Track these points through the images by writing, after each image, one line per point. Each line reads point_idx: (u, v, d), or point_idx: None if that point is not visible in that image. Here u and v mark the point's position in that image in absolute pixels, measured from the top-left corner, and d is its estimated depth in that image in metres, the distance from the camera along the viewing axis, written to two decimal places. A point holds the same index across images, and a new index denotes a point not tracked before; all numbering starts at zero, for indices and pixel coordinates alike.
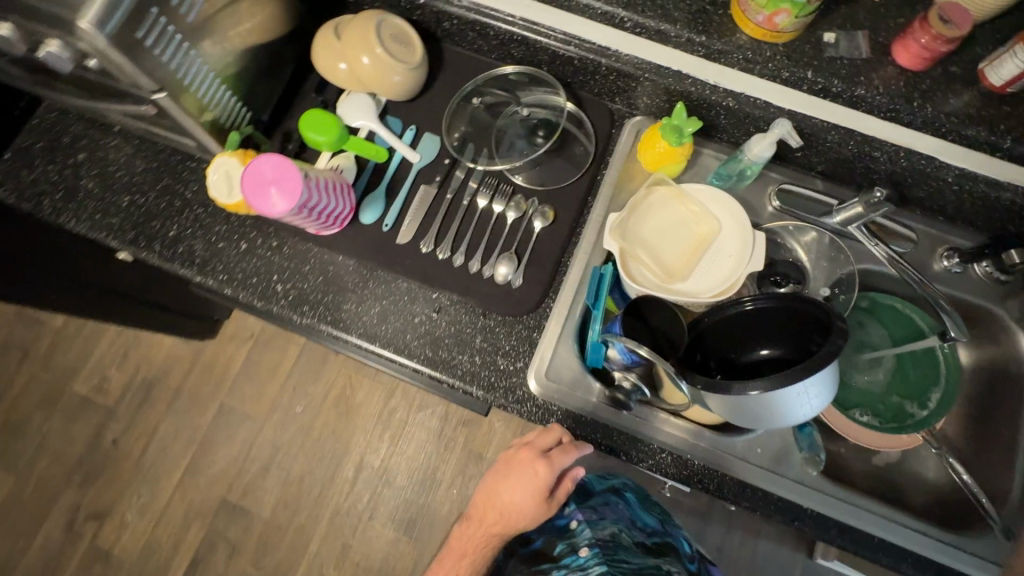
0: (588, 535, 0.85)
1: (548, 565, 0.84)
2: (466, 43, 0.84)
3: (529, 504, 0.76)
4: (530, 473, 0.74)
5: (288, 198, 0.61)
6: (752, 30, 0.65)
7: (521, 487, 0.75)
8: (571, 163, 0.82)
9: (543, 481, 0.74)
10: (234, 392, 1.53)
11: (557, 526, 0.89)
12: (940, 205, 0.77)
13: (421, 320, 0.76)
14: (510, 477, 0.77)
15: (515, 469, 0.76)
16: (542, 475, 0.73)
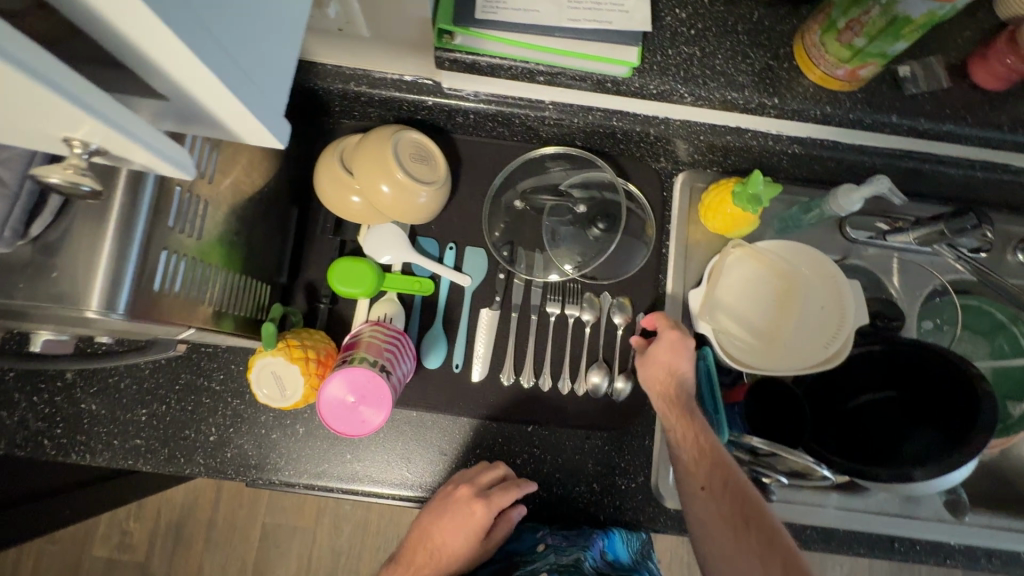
0: (550, 561, 0.63)
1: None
2: (484, 131, 0.73)
3: (467, 539, 0.66)
4: (462, 514, 0.63)
5: (382, 414, 0.53)
6: (818, 78, 0.59)
7: (451, 525, 0.64)
8: (632, 240, 0.75)
9: (481, 519, 0.63)
10: (273, 507, 1.42)
11: (521, 551, 0.67)
12: (1009, 201, 0.75)
13: (524, 460, 0.69)
14: (437, 517, 0.65)
15: (439, 516, 0.64)
16: (476, 515, 0.62)
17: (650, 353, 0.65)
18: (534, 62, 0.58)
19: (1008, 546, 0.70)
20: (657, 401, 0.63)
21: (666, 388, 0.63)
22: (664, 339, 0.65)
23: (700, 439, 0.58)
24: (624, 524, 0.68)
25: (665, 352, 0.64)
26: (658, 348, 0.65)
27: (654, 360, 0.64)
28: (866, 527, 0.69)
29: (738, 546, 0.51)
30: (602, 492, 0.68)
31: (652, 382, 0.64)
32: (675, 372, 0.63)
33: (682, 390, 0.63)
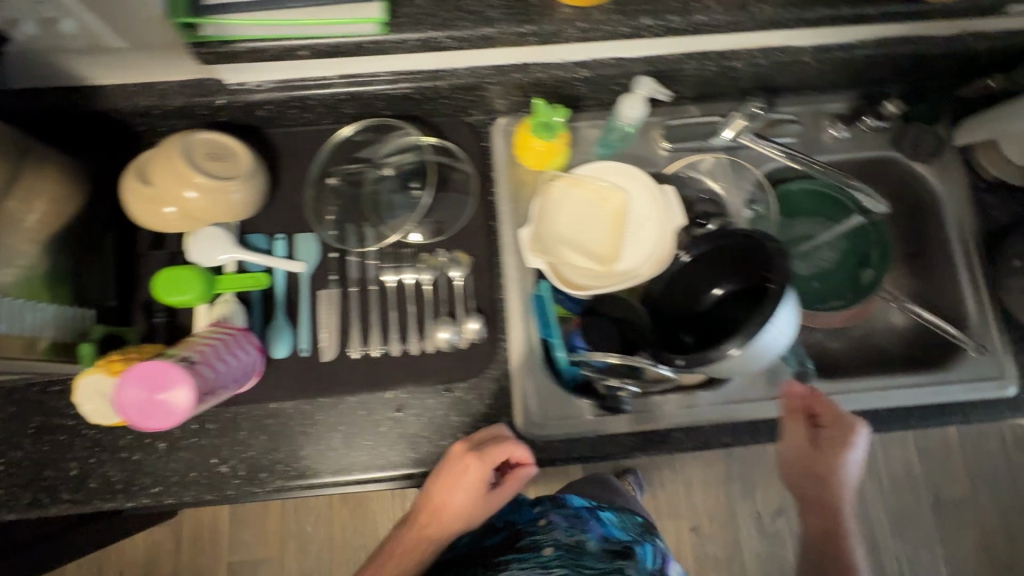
0: (558, 538, 0.62)
1: (512, 557, 0.61)
2: (292, 121, 0.75)
3: (469, 498, 0.64)
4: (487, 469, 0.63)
5: (188, 399, 0.53)
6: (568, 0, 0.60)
7: (444, 510, 0.65)
8: (459, 194, 0.76)
9: (486, 475, 0.63)
10: (237, 544, 1.41)
11: (521, 523, 0.66)
12: (808, 83, 0.78)
13: (388, 427, 0.70)
14: (429, 502, 0.65)
15: (431, 502, 0.65)
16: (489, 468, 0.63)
17: (821, 447, 0.65)
18: (287, 39, 0.59)
19: (868, 408, 0.72)
20: (802, 455, 0.66)
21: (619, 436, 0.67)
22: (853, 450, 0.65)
23: (829, 474, 0.65)
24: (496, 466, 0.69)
25: (833, 454, 0.65)
26: (834, 432, 0.65)
27: (820, 459, 0.65)
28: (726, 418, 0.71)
29: (830, 546, 0.67)
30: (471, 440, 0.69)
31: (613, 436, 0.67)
32: (849, 446, 0.65)
33: (833, 457, 0.65)
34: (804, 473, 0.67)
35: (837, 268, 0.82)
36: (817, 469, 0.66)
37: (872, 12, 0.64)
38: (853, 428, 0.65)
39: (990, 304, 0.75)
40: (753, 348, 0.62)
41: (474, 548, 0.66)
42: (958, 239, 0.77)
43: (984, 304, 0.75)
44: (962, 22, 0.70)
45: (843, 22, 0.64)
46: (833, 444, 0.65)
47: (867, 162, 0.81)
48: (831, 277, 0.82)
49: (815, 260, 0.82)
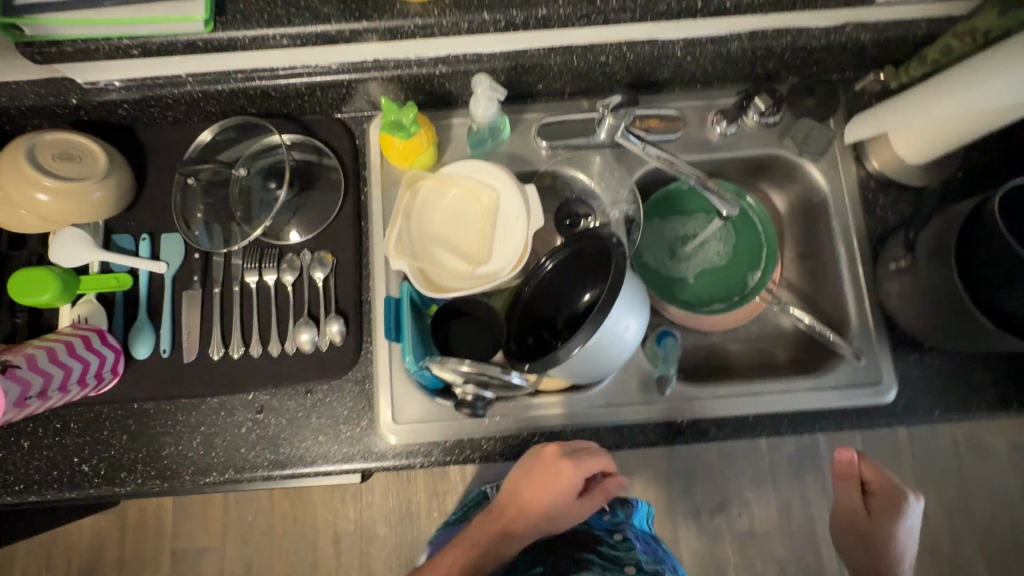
0: (635, 556, 0.73)
1: (595, 556, 0.71)
2: (158, 119, 0.74)
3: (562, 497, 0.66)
4: (558, 484, 0.65)
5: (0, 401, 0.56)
6: None
7: (518, 503, 0.68)
8: (330, 194, 0.75)
9: (529, 493, 0.67)
10: (179, 533, 1.44)
11: (597, 529, 0.77)
12: (692, 77, 0.75)
13: (248, 428, 0.70)
14: (507, 497, 0.70)
15: (509, 494, 0.69)
16: (560, 483, 0.65)
17: (874, 515, 0.75)
18: (117, 38, 0.58)
19: (732, 412, 0.71)
20: (863, 518, 0.75)
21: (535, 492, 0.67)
22: (903, 504, 0.74)
23: (888, 538, 0.73)
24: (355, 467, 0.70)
25: (886, 520, 0.74)
26: (881, 499, 0.75)
27: (871, 524, 0.74)
28: (588, 421, 0.71)
29: (864, 564, 0.74)
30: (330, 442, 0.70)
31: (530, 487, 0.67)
32: (901, 515, 0.74)
33: (887, 523, 0.74)
34: (871, 529, 0.74)
35: (724, 268, 0.80)
36: (849, 506, 0.75)
37: (728, 4, 0.60)
38: (904, 495, 0.74)
39: (871, 308, 0.73)
40: (601, 335, 0.61)
41: (550, 539, 0.74)
42: (840, 240, 0.75)
43: (863, 307, 0.73)
44: (845, 11, 0.66)
45: (699, 15, 0.62)
46: (879, 513, 0.74)
47: (757, 159, 0.78)
48: (718, 276, 0.80)
49: (701, 260, 0.81)
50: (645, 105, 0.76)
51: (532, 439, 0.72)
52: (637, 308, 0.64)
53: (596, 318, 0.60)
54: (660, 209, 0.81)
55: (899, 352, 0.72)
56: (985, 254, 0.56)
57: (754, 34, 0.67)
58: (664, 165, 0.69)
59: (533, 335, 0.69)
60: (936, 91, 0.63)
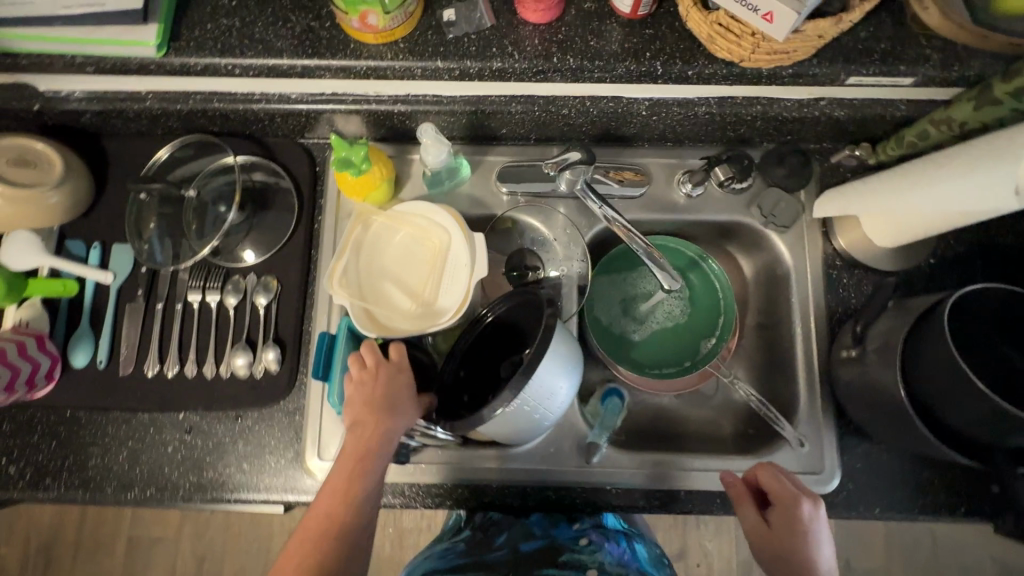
0: (599, 561, 0.67)
1: (558, 569, 0.65)
2: (123, 130, 0.74)
3: (371, 386, 0.63)
4: (391, 377, 0.63)
5: None
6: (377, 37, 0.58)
7: (353, 460, 0.60)
8: (284, 219, 0.75)
9: (369, 436, 0.61)
10: (137, 521, 1.45)
11: (561, 539, 0.71)
12: (661, 135, 0.73)
13: (174, 447, 0.70)
14: (338, 465, 0.60)
15: (344, 459, 0.60)
16: (393, 379, 0.63)
17: (778, 532, 0.58)
18: (70, 55, 0.61)
19: (664, 486, 0.69)
20: (768, 537, 0.59)
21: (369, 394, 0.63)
22: (804, 505, 0.58)
23: (797, 552, 0.57)
24: (276, 499, 0.69)
25: (791, 536, 0.58)
26: (779, 509, 0.59)
27: (780, 545, 0.58)
28: (513, 479, 0.69)
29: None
30: (252, 471, 0.69)
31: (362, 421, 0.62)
32: (803, 521, 0.58)
33: (796, 538, 0.57)
34: (776, 546, 0.58)
35: (678, 331, 0.78)
36: (762, 539, 0.59)
37: (688, 72, 0.59)
38: (804, 496, 0.58)
39: (819, 391, 0.70)
40: (519, 401, 0.58)
41: (510, 550, 0.69)
42: (797, 317, 0.72)
43: (811, 389, 0.70)
44: (820, 86, 0.62)
45: (659, 80, 0.60)
46: (784, 526, 0.58)
47: (721, 224, 0.76)
48: (672, 339, 0.78)
49: (655, 320, 0.79)
50: (610, 159, 0.75)
51: (456, 490, 0.70)
52: (565, 369, 0.62)
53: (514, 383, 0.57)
54: (621, 261, 0.79)
55: (844, 442, 0.69)
56: (929, 359, 0.55)
57: (726, 100, 0.64)
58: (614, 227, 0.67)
59: (468, 393, 0.67)
60: (896, 180, 0.60)
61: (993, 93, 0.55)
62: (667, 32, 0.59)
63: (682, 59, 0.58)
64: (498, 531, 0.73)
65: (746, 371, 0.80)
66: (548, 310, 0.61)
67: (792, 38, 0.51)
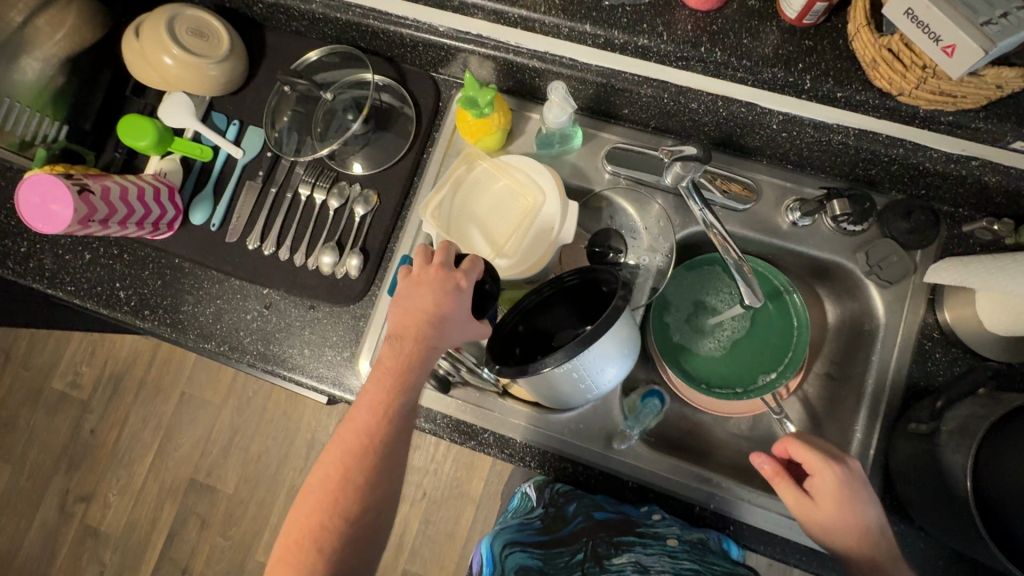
0: (677, 531, 0.66)
1: (632, 536, 0.65)
2: (284, 26, 0.81)
3: (427, 297, 0.59)
4: (443, 294, 0.59)
5: (65, 202, 0.64)
6: None
7: (392, 370, 0.59)
8: (398, 141, 0.79)
9: (411, 349, 0.59)
10: (192, 380, 1.62)
11: (633, 513, 0.69)
12: (783, 154, 0.71)
13: (253, 316, 0.78)
14: (376, 372, 0.60)
15: (382, 369, 0.60)
16: (445, 296, 0.59)
17: (820, 501, 0.58)
18: None
19: (682, 494, 0.70)
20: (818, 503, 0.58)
21: (420, 309, 0.59)
22: (838, 470, 0.58)
23: (846, 517, 0.57)
24: (324, 387, 0.75)
25: (835, 502, 0.58)
26: (824, 482, 0.58)
27: (827, 513, 0.58)
28: (538, 441, 0.72)
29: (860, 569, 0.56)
30: (312, 357, 0.76)
31: (406, 340, 0.59)
32: (842, 483, 0.58)
33: (842, 505, 0.57)
34: (823, 514, 0.58)
35: (739, 354, 0.76)
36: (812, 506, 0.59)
37: (837, 94, 0.56)
38: (837, 462, 0.59)
39: (870, 457, 0.67)
40: (569, 365, 0.59)
41: (586, 520, 0.68)
42: (871, 377, 0.68)
43: (863, 452, 0.67)
44: (975, 143, 0.58)
45: (804, 95, 0.58)
46: (827, 496, 0.58)
47: (818, 261, 0.73)
48: (731, 360, 0.76)
49: (718, 337, 0.77)
50: (722, 165, 0.73)
51: (482, 433, 0.74)
52: (617, 350, 0.62)
53: (569, 349, 0.58)
54: (702, 269, 0.78)
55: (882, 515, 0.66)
56: None
57: (865, 134, 0.61)
58: (708, 233, 0.66)
59: (521, 347, 0.67)
60: None
61: None
62: (827, 48, 0.56)
63: (835, 79, 0.56)
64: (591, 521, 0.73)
65: (797, 415, 0.77)
66: (620, 291, 0.61)
67: (966, 82, 0.47)
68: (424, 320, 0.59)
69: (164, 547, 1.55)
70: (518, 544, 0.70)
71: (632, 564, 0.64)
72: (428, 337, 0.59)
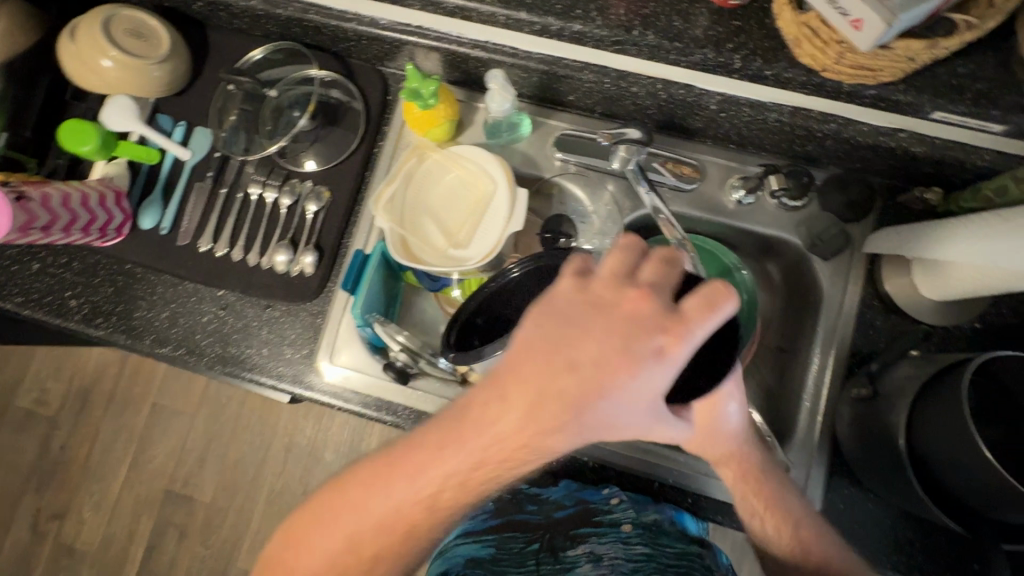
0: (632, 515, 0.69)
1: (588, 528, 0.69)
2: (227, 24, 0.80)
3: (598, 358, 0.39)
4: (627, 364, 0.39)
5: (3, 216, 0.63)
6: None
7: (518, 432, 0.41)
8: (348, 136, 0.79)
9: (553, 420, 0.40)
10: (164, 390, 1.59)
11: (592, 501, 0.71)
12: (724, 135, 0.73)
13: (209, 319, 0.77)
14: (493, 419, 0.42)
15: (478, 444, 0.43)
16: (656, 374, 0.39)
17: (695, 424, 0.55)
18: None
19: (640, 471, 0.71)
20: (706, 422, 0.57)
21: (556, 381, 0.39)
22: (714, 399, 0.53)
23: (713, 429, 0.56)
24: (283, 387, 0.75)
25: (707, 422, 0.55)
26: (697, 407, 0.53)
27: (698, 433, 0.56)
28: None
29: (771, 530, 0.59)
30: (271, 356, 0.75)
31: (523, 415, 0.40)
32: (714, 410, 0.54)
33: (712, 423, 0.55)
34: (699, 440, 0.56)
35: None
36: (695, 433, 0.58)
37: (767, 72, 0.58)
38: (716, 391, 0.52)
39: (818, 425, 0.69)
40: None
41: (545, 514, 0.73)
42: (817, 347, 0.71)
43: (812, 421, 0.70)
44: (900, 116, 0.60)
45: (735, 74, 0.60)
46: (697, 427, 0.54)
47: (764, 237, 0.75)
48: None
49: None
50: (668, 147, 0.75)
51: None
52: None
53: None
54: None
55: (832, 480, 0.68)
56: (935, 417, 0.54)
57: (799, 112, 0.63)
58: (656, 218, 0.67)
59: (479, 339, 0.66)
60: (958, 229, 0.57)
61: None
62: (754, 27, 0.58)
63: (763, 58, 0.57)
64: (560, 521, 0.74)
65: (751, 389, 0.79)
66: None
67: (879, 55, 0.49)
68: (575, 390, 0.39)
69: (143, 560, 1.53)
70: (469, 534, 0.72)
71: (588, 555, 0.68)
72: (545, 420, 0.40)
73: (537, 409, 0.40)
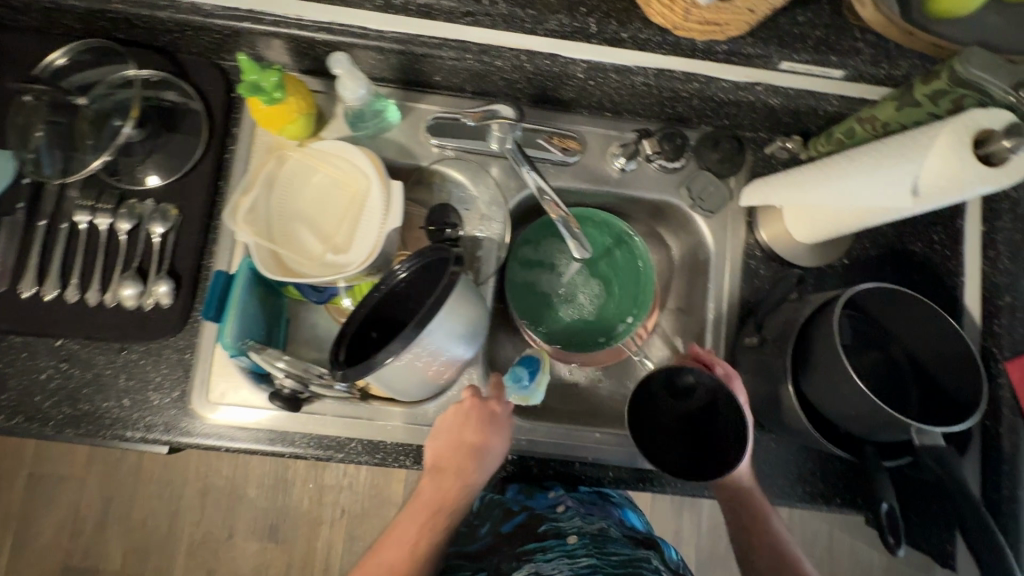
0: (578, 524, 0.64)
1: (534, 543, 0.64)
2: (14, 22, 0.67)
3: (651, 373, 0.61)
4: (490, 427, 0.63)
5: None
6: None
7: (412, 540, 0.60)
8: (191, 143, 0.69)
9: (432, 521, 0.61)
10: (40, 457, 1.38)
11: (538, 508, 0.68)
12: (598, 103, 0.71)
13: (49, 375, 0.65)
14: (402, 523, 0.61)
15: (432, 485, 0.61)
16: (483, 427, 0.63)
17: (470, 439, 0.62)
18: None
19: (562, 454, 0.69)
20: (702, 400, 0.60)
21: (470, 437, 0.62)
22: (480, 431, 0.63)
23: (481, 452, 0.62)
24: (156, 437, 0.66)
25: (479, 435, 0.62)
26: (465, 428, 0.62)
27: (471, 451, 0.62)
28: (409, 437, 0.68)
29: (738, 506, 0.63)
30: (135, 407, 0.65)
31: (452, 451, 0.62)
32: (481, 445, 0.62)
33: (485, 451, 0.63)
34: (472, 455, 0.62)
35: (600, 304, 0.77)
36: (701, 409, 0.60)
37: (623, 34, 0.57)
38: (481, 429, 0.63)
39: None
40: (410, 352, 0.56)
41: (494, 536, 0.68)
42: (711, 302, 0.73)
43: None
44: (756, 69, 0.61)
45: (594, 39, 0.58)
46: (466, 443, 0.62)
47: (650, 202, 0.75)
48: (595, 312, 0.77)
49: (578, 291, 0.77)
50: (545, 121, 0.73)
51: (348, 444, 0.68)
52: (462, 326, 0.60)
53: (407, 333, 0.55)
54: (550, 228, 0.77)
55: None
56: (814, 354, 0.56)
57: (665, 74, 0.62)
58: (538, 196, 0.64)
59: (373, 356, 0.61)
60: (815, 173, 0.60)
61: (914, 95, 0.55)
62: None
63: (617, 20, 0.56)
64: (479, 520, 0.71)
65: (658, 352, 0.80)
66: (453, 266, 0.58)
67: (721, 8, 0.49)
68: (480, 450, 0.62)
69: None
70: None
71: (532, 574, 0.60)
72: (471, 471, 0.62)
73: (467, 450, 0.62)
